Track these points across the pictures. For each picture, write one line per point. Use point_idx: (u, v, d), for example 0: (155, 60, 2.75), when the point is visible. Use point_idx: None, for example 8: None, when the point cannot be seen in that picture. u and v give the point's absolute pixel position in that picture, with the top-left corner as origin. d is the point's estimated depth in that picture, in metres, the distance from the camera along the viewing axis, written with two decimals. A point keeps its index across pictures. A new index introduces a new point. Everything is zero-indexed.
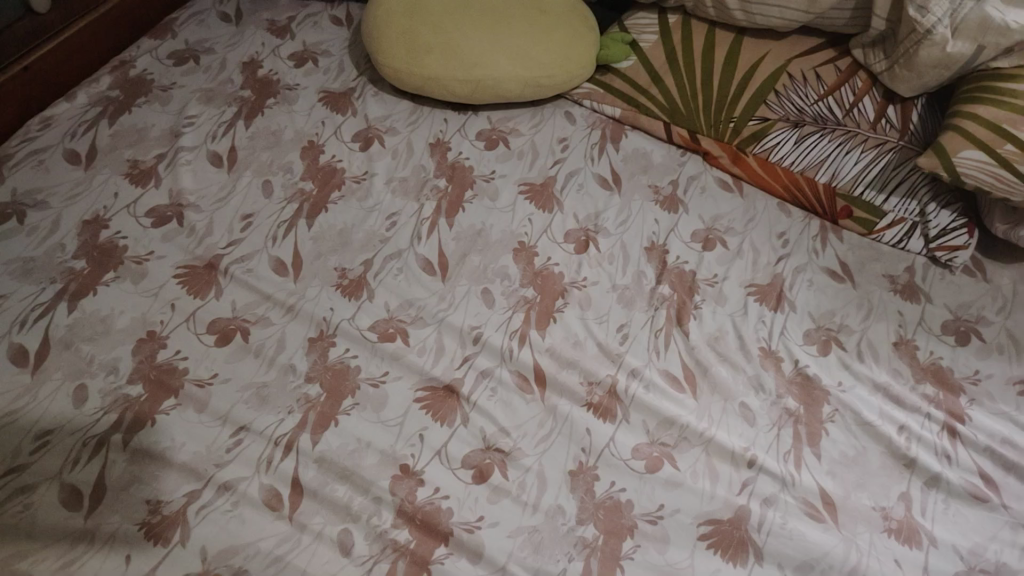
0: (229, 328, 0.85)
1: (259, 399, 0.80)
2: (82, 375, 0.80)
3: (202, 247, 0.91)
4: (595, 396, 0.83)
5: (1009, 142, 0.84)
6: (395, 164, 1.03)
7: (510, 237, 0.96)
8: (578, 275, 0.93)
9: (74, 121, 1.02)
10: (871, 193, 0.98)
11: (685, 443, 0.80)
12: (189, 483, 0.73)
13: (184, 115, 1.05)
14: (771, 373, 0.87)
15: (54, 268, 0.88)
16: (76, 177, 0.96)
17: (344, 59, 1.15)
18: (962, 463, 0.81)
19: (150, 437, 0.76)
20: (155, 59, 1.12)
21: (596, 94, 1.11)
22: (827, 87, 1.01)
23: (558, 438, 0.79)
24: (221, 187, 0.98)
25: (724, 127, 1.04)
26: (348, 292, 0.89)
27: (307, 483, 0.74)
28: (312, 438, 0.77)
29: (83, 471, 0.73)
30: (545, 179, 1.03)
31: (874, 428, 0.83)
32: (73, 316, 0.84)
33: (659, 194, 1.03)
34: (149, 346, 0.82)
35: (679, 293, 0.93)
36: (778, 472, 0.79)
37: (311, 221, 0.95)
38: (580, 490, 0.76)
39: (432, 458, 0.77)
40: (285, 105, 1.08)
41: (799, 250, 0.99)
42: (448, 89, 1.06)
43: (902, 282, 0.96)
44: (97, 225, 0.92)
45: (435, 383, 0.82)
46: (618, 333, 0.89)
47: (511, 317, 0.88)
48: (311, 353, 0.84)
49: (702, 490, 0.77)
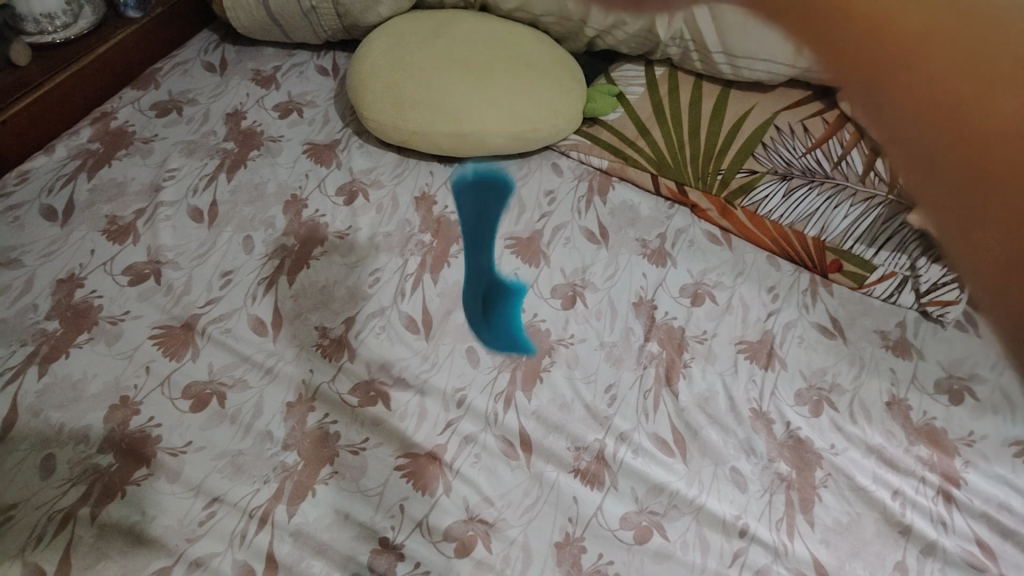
0: (205, 392, 0.82)
1: (234, 468, 0.77)
2: (51, 444, 0.77)
3: (179, 306, 0.89)
4: (583, 462, 0.80)
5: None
6: (379, 219, 1.01)
7: (496, 293, 0.94)
8: (566, 332, 0.92)
9: (53, 175, 1.01)
10: (860, 247, 0.98)
11: (675, 511, 0.78)
12: (160, 559, 0.71)
13: (165, 168, 1.03)
14: (763, 436, 0.84)
15: (26, 329, 0.85)
16: (53, 234, 0.94)
17: (330, 110, 1.15)
18: (960, 531, 0.79)
19: (120, 510, 0.73)
20: (138, 111, 1.11)
21: (584, 146, 1.12)
22: (815, 140, 1.00)
23: (544, 507, 0.77)
24: (200, 243, 0.96)
25: (712, 179, 1.04)
26: (329, 353, 0.87)
27: (282, 558, 0.72)
28: (288, 510, 0.75)
29: (48, 548, 0.70)
30: (531, 233, 1.01)
31: (868, 494, 0.81)
32: (43, 381, 0.81)
33: (647, 247, 1.02)
34: (122, 412, 0.80)
35: (668, 350, 0.91)
36: (771, 543, 0.76)
37: (293, 278, 0.94)
38: (566, 564, 0.74)
39: (413, 530, 0.74)
40: (268, 157, 1.06)
41: (789, 305, 0.97)
42: (435, 143, 1.05)
43: (893, 338, 0.95)
44: (72, 284, 0.90)
45: (417, 450, 0.80)
46: (606, 394, 0.87)
47: (497, 378, 0.86)
48: (289, 419, 0.81)
49: (692, 562, 0.75)
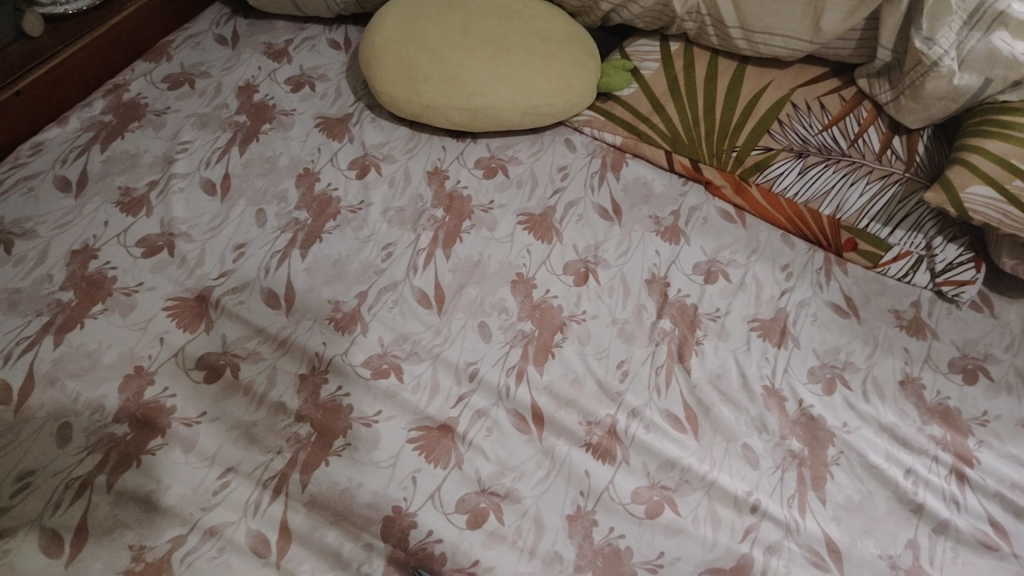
0: (219, 363, 0.83)
1: (248, 438, 0.77)
2: (66, 413, 0.77)
3: (193, 278, 0.90)
4: (595, 436, 0.81)
5: (1016, 178, 0.84)
6: (392, 193, 1.01)
7: (508, 268, 0.94)
8: (578, 308, 0.92)
9: (66, 147, 1.01)
10: (876, 226, 0.97)
11: (687, 487, 0.78)
12: (175, 528, 0.71)
13: (178, 141, 1.03)
14: (775, 413, 0.84)
15: (41, 299, 0.85)
16: (66, 205, 0.95)
17: (342, 83, 1.14)
18: (972, 509, 0.79)
19: (135, 479, 0.74)
20: (150, 83, 1.11)
21: (597, 122, 1.10)
22: (832, 117, 1.00)
23: (556, 481, 0.77)
24: (213, 216, 0.96)
25: (726, 156, 1.03)
26: (342, 326, 0.87)
27: (296, 528, 0.72)
28: (302, 480, 0.75)
29: (65, 515, 0.71)
30: (544, 209, 1.01)
31: (880, 471, 0.81)
32: (58, 351, 0.81)
33: (660, 224, 1.01)
34: (136, 383, 0.80)
35: (681, 327, 0.91)
36: (782, 519, 0.76)
37: (305, 252, 0.93)
38: (578, 536, 0.74)
39: (425, 502, 0.75)
40: (281, 131, 1.06)
41: (803, 283, 0.97)
42: (447, 117, 1.04)
43: (908, 317, 0.94)
44: (86, 255, 0.90)
45: (429, 423, 0.80)
46: (617, 370, 0.87)
47: (509, 353, 0.86)
48: (302, 390, 0.82)
49: (703, 537, 0.75)
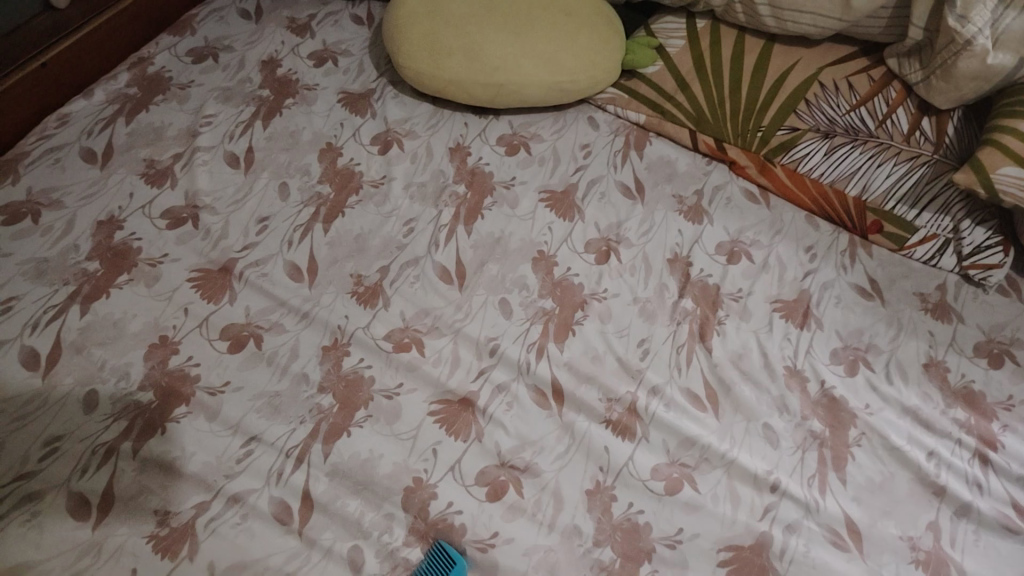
0: (242, 334, 0.83)
1: (271, 408, 0.78)
2: (93, 380, 0.78)
3: (217, 250, 0.90)
4: (615, 413, 0.81)
5: None
6: (414, 169, 1.01)
7: (530, 246, 0.94)
8: (599, 286, 0.91)
9: (92, 119, 1.01)
10: (902, 208, 0.96)
11: (707, 464, 0.78)
12: (199, 494, 0.72)
13: (202, 114, 1.04)
14: (796, 393, 0.84)
15: (68, 268, 0.86)
16: (92, 176, 0.95)
17: (364, 59, 1.14)
18: (995, 493, 0.78)
19: (160, 446, 0.75)
20: (174, 57, 1.11)
21: (621, 100, 1.10)
22: (860, 97, 0.99)
23: (576, 456, 0.77)
24: (237, 189, 0.96)
25: (751, 136, 1.03)
26: (364, 299, 0.87)
27: (318, 496, 0.73)
28: (324, 450, 0.76)
29: (91, 480, 0.72)
30: (566, 187, 1.00)
31: (902, 453, 0.80)
32: (85, 320, 0.82)
33: (683, 203, 1.01)
34: (161, 352, 0.81)
35: (702, 307, 0.91)
36: (802, 498, 0.76)
37: (328, 226, 0.94)
38: (597, 511, 0.74)
39: (446, 473, 0.75)
40: (304, 105, 1.06)
41: (827, 265, 0.96)
42: (470, 93, 1.04)
43: (933, 301, 0.93)
44: (112, 225, 0.91)
45: (450, 396, 0.80)
46: (638, 348, 0.86)
47: (530, 329, 0.86)
48: (325, 361, 0.82)
49: (723, 514, 0.75)
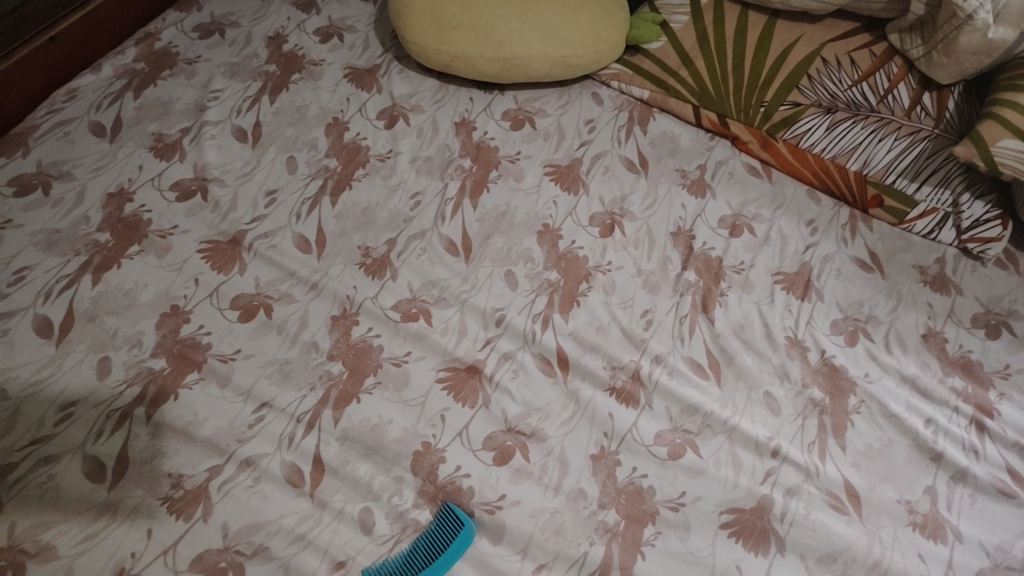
0: (252, 304, 0.85)
1: (282, 375, 0.80)
2: (106, 347, 0.80)
3: (226, 222, 0.91)
4: (619, 381, 0.82)
5: None
6: (419, 143, 1.02)
7: (534, 219, 0.95)
8: (603, 259, 0.92)
9: (100, 93, 1.02)
10: (903, 182, 0.97)
11: (709, 431, 0.79)
12: (212, 458, 0.74)
13: (210, 89, 1.04)
14: (797, 362, 0.85)
15: (79, 239, 0.87)
16: (101, 149, 0.96)
17: (370, 35, 1.14)
18: (992, 459, 0.80)
19: (173, 411, 0.76)
20: (181, 32, 1.11)
21: (625, 76, 1.10)
22: (862, 73, 0.99)
23: (580, 422, 0.79)
24: (245, 162, 0.98)
25: (754, 111, 1.03)
26: (371, 271, 0.89)
27: (329, 460, 0.75)
28: (334, 415, 0.77)
29: (106, 443, 0.73)
30: (571, 161, 1.01)
31: (901, 420, 0.82)
32: (97, 289, 0.84)
33: (686, 177, 1.02)
34: (173, 320, 0.82)
35: (705, 279, 0.92)
36: (803, 463, 0.78)
37: (335, 199, 0.95)
38: (602, 475, 0.76)
39: (454, 438, 0.77)
40: (310, 80, 1.07)
41: (828, 239, 0.97)
42: (475, 67, 1.04)
43: (932, 274, 0.94)
44: (122, 197, 0.92)
45: (457, 364, 0.82)
46: (642, 319, 0.88)
47: (535, 301, 0.88)
48: (334, 331, 0.83)
49: (725, 478, 0.76)
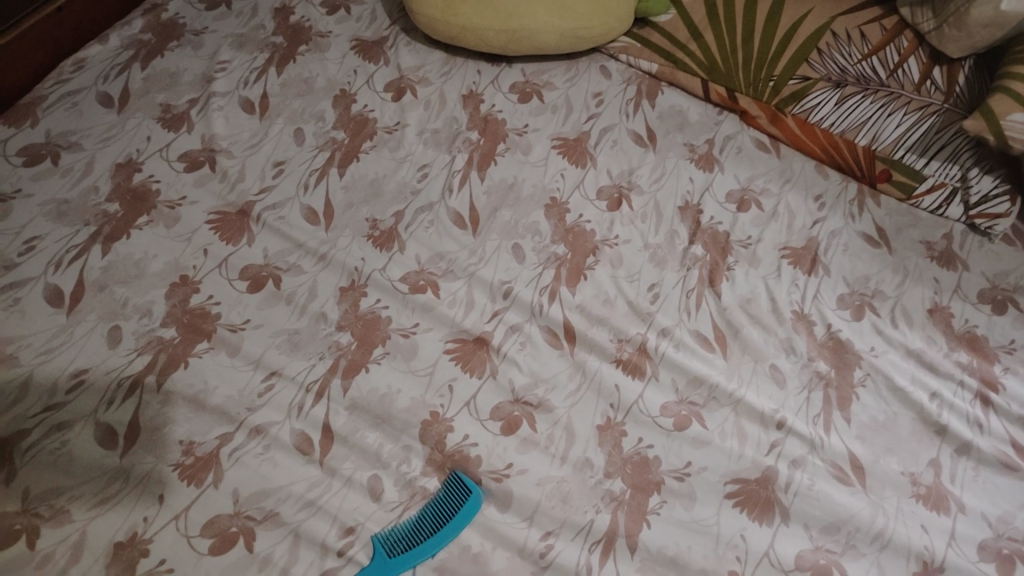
0: (261, 275, 0.85)
1: (291, 345, 0.80)
2: (117, 317, 0.80)
3: (234, 193, 0.91)
4: (625, 353, 0.83)
5: None
6: (427, 116, 1.02)
7: (542, 192, 0.95)
8: (610, 233, 0.93)
9: (107, 64, 1.02)
10: (911, 157, 0.97)
11: (715, 403, 0.80)
12: (222, 426, 0.74)
13: (217, 60, 1.04)
14: (803, 336, 0.86)
15: (89, 209, 0.88)
16: (109, 120, 0.96)
17: (377, 7, 1.13)
18: (996, 433, 0.80)
19: (184, 380, 0.77)
20: (187, 3, 1.11)
21: (633, 49, 1.09)
22: (872, 47, 0.99)
23: (587, 393, 0.79)
24: (253, 134, 0.98)
25: (763, 86, 1.03)
26: (379, 243, 0.89)
27: (338, 429, 0.75)
28: (343, 385, 0.78)
29: (118, 411, 0.74)
30: (578, 134, 1.01)
31: (906, 394, 0.82)
32: (107, 259, 0.84)
33: (694, 152, 1.02)
34: (183, 290, 0.83)
35: (712, 253, 0.92)
36: (808, 435, 0.78)
37: (343, 170, 0.95)
38: (608, 445, 0.77)
39: (461, 408, 0.77)
40: (317, 52, 1.07)
41: (835, 214, 0.97)
42: (484, 39, 1.04)
43: (940, 249, 0.94)
44: (130, 168, 0.92)
45: (465, 335, 0.82)
46: (649, 292, 0.88)
47: (542, 274, 0.88)
48: (342, 302, 0.84)
49: (730, 449, 0.77)
